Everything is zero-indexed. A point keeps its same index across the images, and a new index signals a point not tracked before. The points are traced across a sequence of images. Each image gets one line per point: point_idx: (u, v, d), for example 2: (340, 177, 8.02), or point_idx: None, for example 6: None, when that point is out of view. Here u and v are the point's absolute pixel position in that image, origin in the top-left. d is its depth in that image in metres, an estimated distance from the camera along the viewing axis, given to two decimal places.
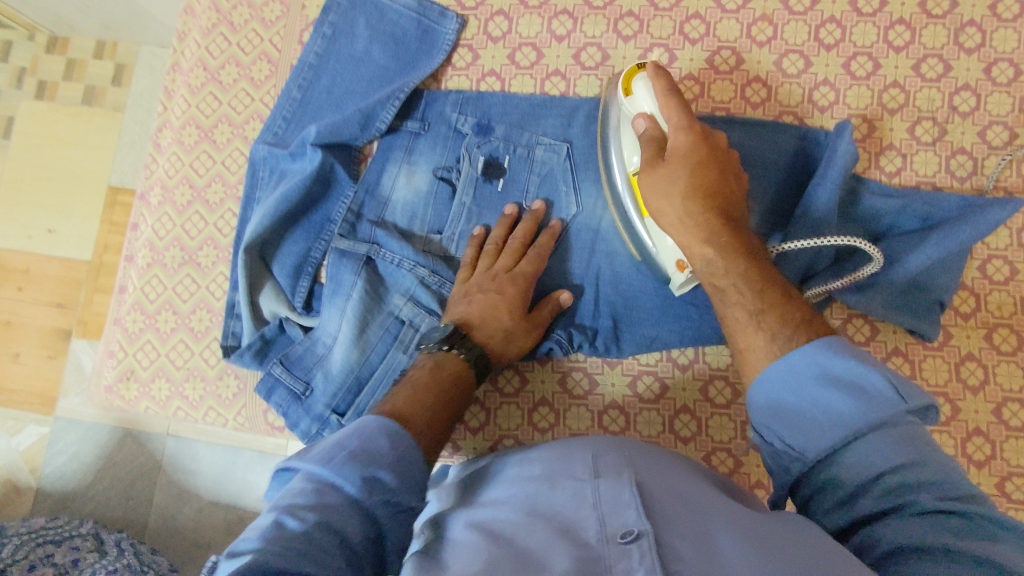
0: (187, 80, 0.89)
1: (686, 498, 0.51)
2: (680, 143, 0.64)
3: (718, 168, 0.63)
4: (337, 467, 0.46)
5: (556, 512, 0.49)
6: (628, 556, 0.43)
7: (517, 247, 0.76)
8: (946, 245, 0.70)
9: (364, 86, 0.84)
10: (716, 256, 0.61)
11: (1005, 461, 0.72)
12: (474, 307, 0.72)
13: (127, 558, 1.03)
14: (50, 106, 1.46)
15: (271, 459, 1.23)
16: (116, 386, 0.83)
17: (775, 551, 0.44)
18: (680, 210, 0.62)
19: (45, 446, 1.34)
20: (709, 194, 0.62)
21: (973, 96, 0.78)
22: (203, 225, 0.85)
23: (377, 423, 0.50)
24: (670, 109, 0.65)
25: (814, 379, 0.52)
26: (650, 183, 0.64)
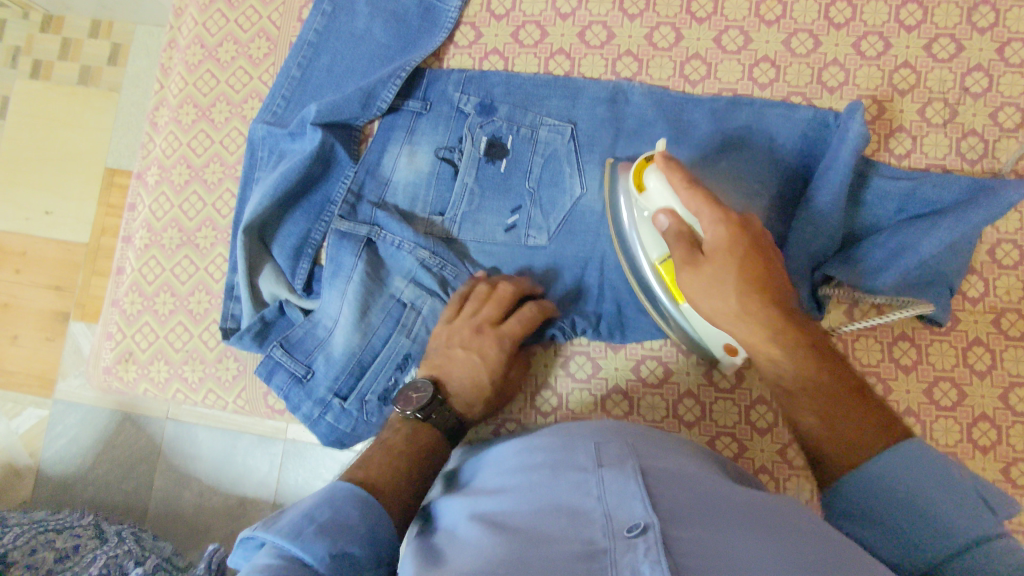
0: (184, 57, 0.88)
1: (694, 488, 0.50)
2: (717, 240, 0.58)
3: (763, 254, 0.58)
4: (305, 539, 0.49)
5: (563, 507, 0.49)
6: (634, 548, 0.42)
7: (504, 300, 0.73)
8: (960, 228, 0.68)
9: (365, 64, 0.83)
10: (781, 356, 0.57)
11: (1010, 446, 0.72)
12: (454, 364, 0.71)
13: (129, 544, 1.04)
14: (45, 86, 1.44)
15: (271, 443, 1.22)
16: (115, 368, 0.82)
17: (788, 543, 0.43)
18: (739, 308, 0.57)
19: (44, 428, 1.34)
20: (764, 289, 0.57)
21: (986, 77, 0.76)
22: (202, 205, 0.84)
23: (346, 497, 0.55)
24: (695, 198, 0.59)
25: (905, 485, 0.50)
26: (699, 287, 0.59)
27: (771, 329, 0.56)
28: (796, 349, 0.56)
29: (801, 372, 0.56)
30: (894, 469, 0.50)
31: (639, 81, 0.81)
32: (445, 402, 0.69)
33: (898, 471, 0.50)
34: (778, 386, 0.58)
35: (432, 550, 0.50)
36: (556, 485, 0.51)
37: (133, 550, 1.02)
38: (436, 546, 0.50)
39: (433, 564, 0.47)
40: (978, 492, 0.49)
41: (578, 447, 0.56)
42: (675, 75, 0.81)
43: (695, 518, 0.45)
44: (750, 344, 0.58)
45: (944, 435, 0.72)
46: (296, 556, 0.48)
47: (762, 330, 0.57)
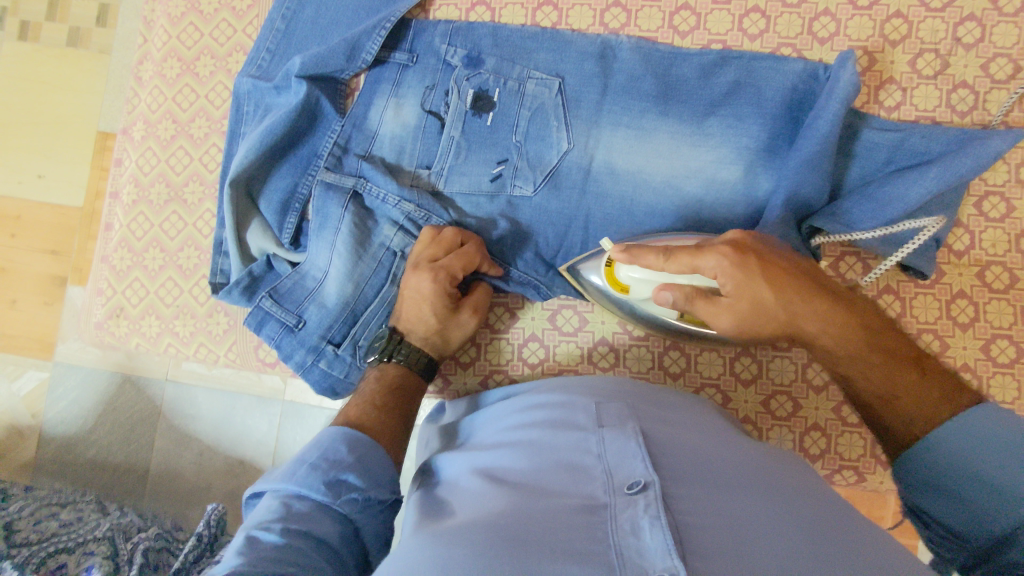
0: (166, 9, 0.87)
1: (693, 450, 0.50)
2: (732, 285, 0.56)
3: (780, 262, 0.56)
4: (302, 478, 0.52)
5: (564, 464, 0.49)
6: (634, 504, 0.43)
7: (439, 251, 0.73)
8: (944, 178, 0.68)
9: (350, 15, 0.81)
10: (838, 344, 0.54)
11: (992, 397, 0.72)
12: (405, 307, 0.73)
13: (131, 516, 1.08)
14: (34, 48, 1.42)
15: (270, 404, 1.24)
16: (106, 323, 0.83)
17: (783, 505, 0.44)
18: (790, 317, 0.55)
19: (45, 391, 1.35)
20: (802, 288, 0.55)
21: (978, 27, 0.75)
22: (188, 160, 0.84)
23: (336, 433, 0.58)
24: (683, 264, 0.59)
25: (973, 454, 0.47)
26: (740, 322, 0.57)
27: (818, 320, 0.54)
28: (853, 334, 0.53)
29: (863, 357, 0.53)
30: (958, 440, 0.48)
31: (627, 34, 0.80)
32: (402, 340, 0.72)
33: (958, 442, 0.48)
34: (832, 367, 0.56)
35: (436, 504, 0.50)
36: (558, 445, 0.52)
37: (134, 521, 1.05)
38: (440, 501, 0.51)
39: (437, 516, 0.47)
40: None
41: (579, 407, 0.57)
42: (663, 26, 0.80)
43: (695, 478, 0.46)
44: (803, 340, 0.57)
45: None
46: (296, 494, 0.52)
47: (817, 322, 0.54)
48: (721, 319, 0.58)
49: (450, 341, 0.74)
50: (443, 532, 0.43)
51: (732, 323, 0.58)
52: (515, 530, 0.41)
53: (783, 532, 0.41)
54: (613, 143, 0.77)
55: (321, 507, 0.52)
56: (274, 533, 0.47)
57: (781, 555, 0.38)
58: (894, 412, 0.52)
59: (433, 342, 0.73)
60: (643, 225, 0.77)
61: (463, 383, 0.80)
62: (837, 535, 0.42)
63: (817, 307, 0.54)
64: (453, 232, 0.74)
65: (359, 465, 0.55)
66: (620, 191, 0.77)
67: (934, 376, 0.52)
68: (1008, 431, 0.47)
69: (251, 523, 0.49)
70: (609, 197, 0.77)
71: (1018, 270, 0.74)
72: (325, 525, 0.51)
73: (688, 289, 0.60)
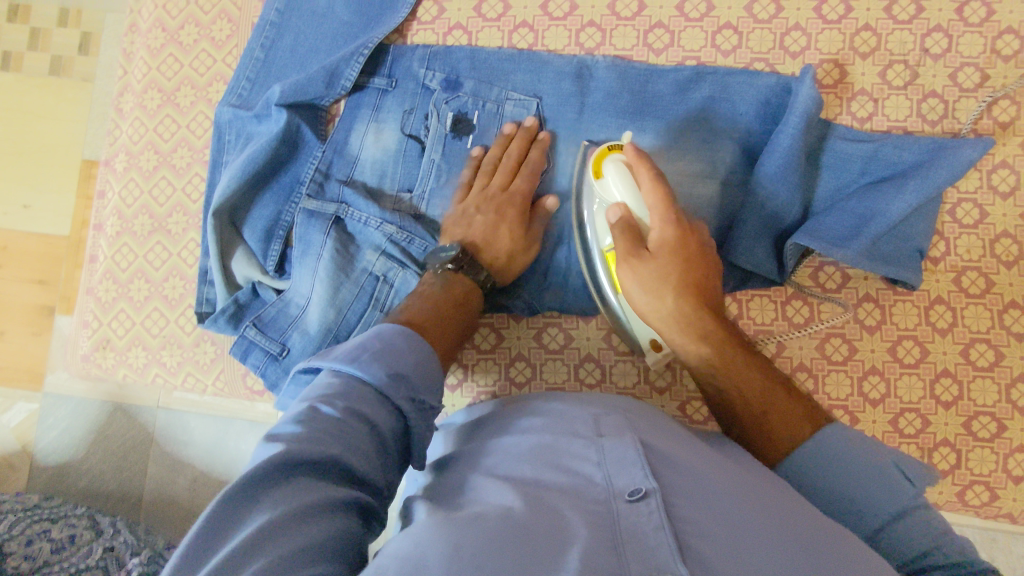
0: (146, 42, 0.87)
1: (688, 457, 0.51)
2: (665, 240, 0.66)
3: (700, 262, 0.67)
4: (364, 362, 0.53)
5: (564, 467, 0.50)
6: (637, 513, 0.44)
7: (511, 164, 0.77)
8: (925, 189, 0.69)
9: (328, 43, 0.82)
10: (714, 355, 0.63)
11: (972, 401, 0.74)
12: (474, 229, 0.74)
13: (124, 535, 1.05)
14: (16, 77, 1.42)
15: (264, 427, 1.23)
16: (92, 355, 0.83)
17: (779, 514, 0.45)
18: (673, 307, 0.65)
19: (35, 422, 1.35)
20: (698, 296, 0.65)
21: (945, 37, 0.77)
22: (171, 190, 0.84)
23: (398, 329, 0.58)
24: (651, 199, 0.67)
25: (832, 470, 0.55)
26: (639, 282, 0.66)
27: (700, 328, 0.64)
28: (731, 357, 0.63)
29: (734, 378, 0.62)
30: (825, 462, 0.55)
31: (603, 53, 0.81)
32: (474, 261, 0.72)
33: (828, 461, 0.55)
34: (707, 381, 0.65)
35: (433, 498, 0.50)
36: (557, 447, 0.52)
37: (128, 541, 1.03)
38: (435, 494, 0.51)
39: (437, 509, 0.47)
40: (897, 465, 0.54)
41: (576, 416, 0.57)
42: (638, 44, 0.81)
43: (691, 486, 0.47)
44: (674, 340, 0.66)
45: (907, 393, 0.75)
46: (356, 378, 0.52)
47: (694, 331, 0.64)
48: (630, 263, 0.67)
49: (512, 266, 0.75)
50: (449, 518, 0.44)
51: (632, 275, 0.67)
52: (525, 528, 0.42)
53: (776, 535, 0.43)
54: None
55: (380, 396, 0.52)
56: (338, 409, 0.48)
57: (776, 559, 0.41)
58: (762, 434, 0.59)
59: (496, 269, 0.74)
60: None
61: (452, 406, 0.81)
62: (828, 543, 0.44)
63: (703, 320, 0.64)
64: (527, 127, 0.78)
65: (416, 361, 0.56)
66: None
67: (810, 415, 0.59)
68: (867, 453, 0.55)
69: (309, 394, 0.51)
70: None
71: (993, 275, 0.75)
72: (379, 413, 0.51)
73: (640, 224, 0.68)
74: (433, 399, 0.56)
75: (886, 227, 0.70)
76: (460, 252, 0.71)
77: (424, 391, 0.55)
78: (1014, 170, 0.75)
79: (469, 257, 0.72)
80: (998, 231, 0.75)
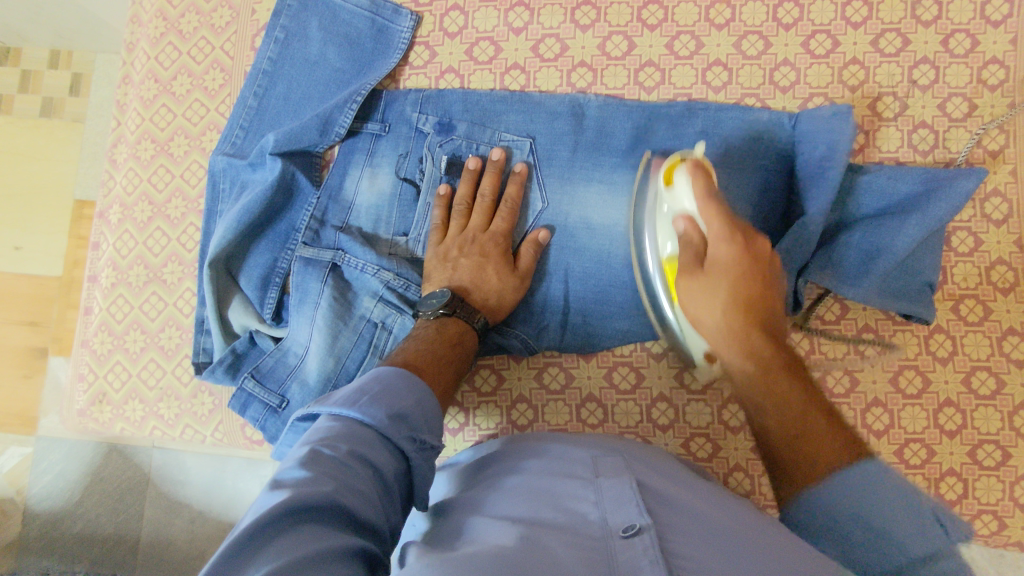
0: (139, 93, 0.87)
1: (684, 500, 0.51)
2: (719, 256, 0.63)
3: (761, 281, 0.62)
4: (364, 406, 0.52)
5: (561, 506, 0.49)
6: (631, 549, 0.43)
7: (486, 204, 0.77)
8: (927, 224, 0.70)
9: (321, 90, 0.83)
10: (755, 373, 0.60)
11: (976, 429, 0.74)
12: (460, 272, 0.74)
13: None
14: (6, 120, 1.42)
15: (260, 465, 1.22)
16: (88, 409, 0.82)
17: (771, 550, 0.44)
18: (720, 321, 0.63)
19: (28, 466, 1.33)
20: (747, 314, 0.62)
21: (932, 69, 0.77)
22: (166, 241, 0.84)
23: (392, 372, 0.57)
24: (709, 213, 0.64)
25: (864, 511, 0.49)
26: (691, 294, 0.65)
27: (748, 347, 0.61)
28: (775, 377, 0.59)
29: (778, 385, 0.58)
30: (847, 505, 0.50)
31: (595, 92, 0.81)
32: (465, 300, 0.72)
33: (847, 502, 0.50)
34: (746, 395, 0.61)
35: (432, 540, 0.49)
36: (555, 488, 0.52)
37: None
38: (433, 537, 0.50)
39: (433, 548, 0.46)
40: (936, 514, 0.47)
41: (575, 458, 0.57)
42: (629, 83, 0.81)
43: (688, 527, 0.46)
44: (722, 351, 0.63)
45: (910, 423, 0.75)
46: (356, 421, 0.52)
47: (738, 353, 0.61)
48: (687, 280, 0.65)
49: (504, 306, 0.75)
50: (445, 557, 0.43)
51: (688, 289, 0.65)
52: (518, 561, 0.41)
53: (768, 568, 0.41)
54: (587, 199, 0.78)
55: (381, 437, 0.51)
56: (336, 454, 0.48)
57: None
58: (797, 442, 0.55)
59: (489, 309, 0.74)
60: (620, 277, 0.77)
61: (454, 450, 0.80)
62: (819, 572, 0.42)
63: (749, 339, 0.61)
64: (495, 161, 0.78)
65: (416, 403, 0.55)
66: (597, 246, 0.78)
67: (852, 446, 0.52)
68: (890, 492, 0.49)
69: (309, 440, 0.50)
70: (587, 253, 0.78)
71: (990, 302, 0.75)
72: (382, 456, 0.50)
73: (703, 235, 0.65)
74: (433, 436, 0.55)
75: (893, 263, 0.70)
76: (450, 294, 0.71)
77: (425, 431, 0.54)
78: (1006, 198, 0.76)
79: (459, 299, 0.71)
80: (993, 259, 0.76)
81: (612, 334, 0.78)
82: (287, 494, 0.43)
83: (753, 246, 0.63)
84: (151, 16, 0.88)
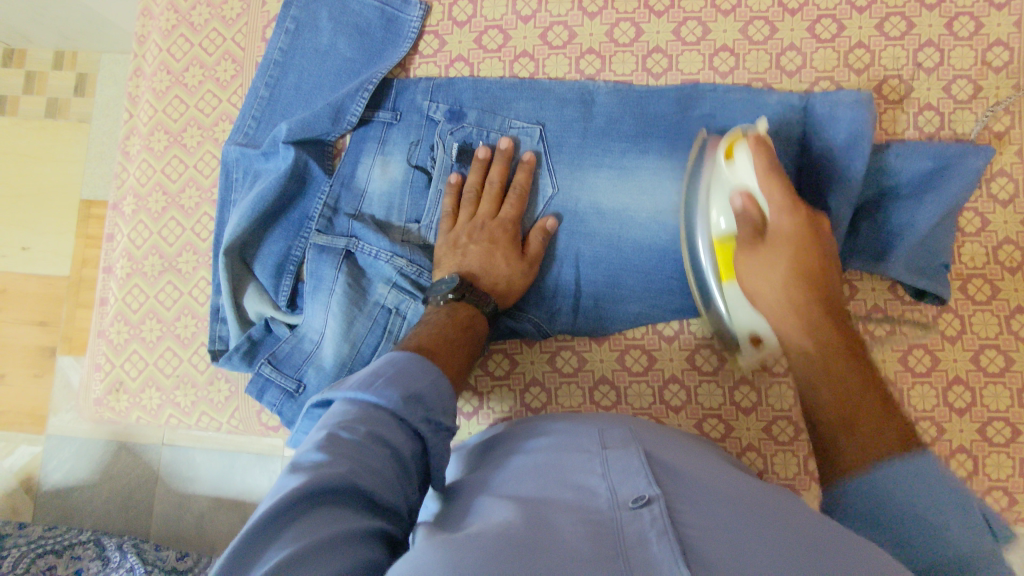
0: (151, 85, 0.88)
1: (693, 472, 0.51)
2: (782, 227, 0.64)
3: (820, 251, 0.64)
4: (379, 389, 0.52)
5: (570, 482, 0.50)
6: (639, 518, 0.43)
7: (495, 190, 0.78)
8: (942, 203, 0.71)
9: (332, 80, 0.84)
10: (815, 350, 0.61)
11: (985, 407, 0.74)
12: (470, 257, 0.74)
13: (129, 560, 1.04)
14: (12, 121, 1.43)
15: (270, 461, 1.22)
16: (105, 398, 0.83)
17: (782, 517, 0.44)
18: (782, 292, 0.64)
19: (39, 464, 1.34)
20: (805, 286, 0.63)
21: (937, 52, 0.78)
22: (180, 230, 0.85)
23: (407, 355, 0.56)
24: (771, 188, 0.64)
25: (910, 503, 0.47)
26: (750, 268, 0.66)
27: (807, 317, 0.62)
28: (833, 349, 0.60)
29: (833, 366, 0.59)
30: (895, 492, 0.48)
31: (603, 79, 0.82)
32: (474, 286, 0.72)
33: (893, 491, 0.48)
34: (805, 377, 0.61)
35: (444, 518, 0.50)
36: (564, 463, 0.52)
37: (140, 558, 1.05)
38: (443, 517, 0.50)
39: (443, 527, 0.47)
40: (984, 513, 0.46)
41: (583, 432, 0.58)
42: (637, 70, 0.82)
43: (695, 497, 0.47)
44: (778, 324, 0.65)
45: (921, 401, 0.75)
46: (372, 403, 0.51)
47: (801, 333, 0.62)
48: (748, 258, 0.66)
49: (513, 291, 0.75)
50: (452, 537, 0.43)
51: (748, 265, 0.66)
52: (525, 539, 0.41)
53: (781, 535, 0.41)
54: (597, 183, 0.79)
55: (397, 419, 0.51)
56: (353, 437, 0.47)
57: (779, 554, 0.39)
58: (848, 433, 0.54)
59: (497, 294, 0.74)
60: (632, 260, 0.78)
61: (469, 434, 0.81)
62: (832, 536, 0.42)
63: (808, 310, 0.63)
64: (504, 150, 0.79)
65: (431, 385, 0.54)
66: (608, 229, 0.78)
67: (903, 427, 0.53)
68: (940, 484, 0.47)
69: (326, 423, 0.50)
70: (597, 236, 0.79)
71: (998, 281, 0.76)
72: (399, 437, 0.50)
73: (762, 211, 0.66)
74: (449, 416, 0.55)
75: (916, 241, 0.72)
76: (459, 279, 0.71)
77: (440, 412, 0.54)
78: (1012, 177, 0.77)
79: (468, 283, 0.71)
80: (1000, 238, 0.76)
81: (624, 317, 0.79)
82: (303, 479, 0.43)
83: (814, 222, 0.65)
84: (162, 10, 0.89)
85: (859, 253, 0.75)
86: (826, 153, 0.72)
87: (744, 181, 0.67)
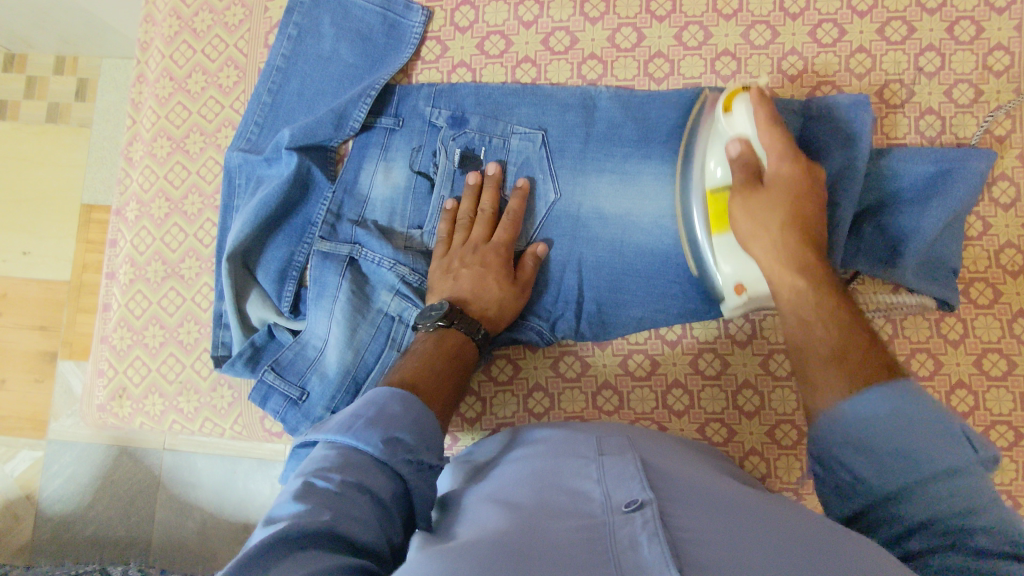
0: (154, 91, 0.88)
1: (688, 479, 0.51)
2: (779, 173, 0.65)
3: (815, 200, 0.65)
4: (358, 432, 0.51)
5: (565, 487, 0.50)
6: (632, 522, 0.43)
7: (488, 216, 0.77)
8: (948, 206, 0.71)
9: (334, 86, 0.84)
10: (808, 288, 0.61)
11: (989, 410, 0.75)
12: (462, 281, 0.73)
13: None
14: (13, 126, 1.43)
15: (271, 466, 1.22)
16: (108, 404, 0.83)
17: (778, 523, 0.44)
18: (777, 234, 0.64)
19: (39, 470, 1.34)
20: (800, 233, 0.63)
21: (938, 56, 0.78)
22: (183, 237, 0.85)
23: (390, 393, 0.56)
24: (768, 137, 0.66)
25: (891, 424, 0.48)
26: (748, 211, 0.65)
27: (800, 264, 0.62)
28: (823, 291, 0.61)
29: (822, 306, 0.60)
30: (877, 416, 0.49)
31: (605, 84, 0.82)
32: (464, 311, 0.72)
33: (879, 417, 0.49)
34: (794, 321, 0.61)
35: (442, 530, 0.49)
36: (559, 469, 0.53)
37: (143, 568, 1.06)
38: (439, 529, 0.50)
39: (440, 538, 0.47)
40: (966, 432, 0.47)
41: (580, 439, 0.58)
42: (638, 75, 0.82)
43: (690, 501, 0.47)
44: (767, 264, 0.64)
45: None
46: (352, 447, 0.51)
47: (790, 277, 0.62)
48: (742, 198, 0.66)
49: (506, 315, 0.75)
50: (447, 546, 0.43)
51: (742, 208, 0.66)
52: (518, 546, 0.41)
53: (776, 541, 0.41)
54: (599, 190, 0.79)
55: (377, 462, 0.50)
56: (331, 483, 0.47)
57: (773, 557, 0.39)
58: (833, 370, 0.55)
59: (489, 319, 0.74)
60: (633, 265, 0.78)
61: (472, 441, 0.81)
62: (829, 542, 0.42)
63: (803, 253, 0.63)
64: (492, 175, 0.79)
65: (413, 424, 0.54)
66: (610, 234, 0.79)
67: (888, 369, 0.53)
68: (930, 414, 0.48)
69: (305, 470, 0.49)
70: (600, 242, 0.79)
71: (1001, 285, 0.76)
72: (379, 480, 0.49)
73: (757, 159, 0.67)
74: (430, 454, 0.53)
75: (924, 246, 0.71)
76: (448, 305, 0.70)
77: (425, 451, 0.53)
78: (1014, 181, 0.77)
79: (457, 310, 0.71)
80: (1002, 242, 0.76)
81: (626, 322, 0.79)
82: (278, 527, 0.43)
83: (809, 172, 0.65)
84: (165, 16, 0.89)
85: (864, 257, 0.75)
86: (827, 158, 0.73)
87: (741, 132, 0.68)
